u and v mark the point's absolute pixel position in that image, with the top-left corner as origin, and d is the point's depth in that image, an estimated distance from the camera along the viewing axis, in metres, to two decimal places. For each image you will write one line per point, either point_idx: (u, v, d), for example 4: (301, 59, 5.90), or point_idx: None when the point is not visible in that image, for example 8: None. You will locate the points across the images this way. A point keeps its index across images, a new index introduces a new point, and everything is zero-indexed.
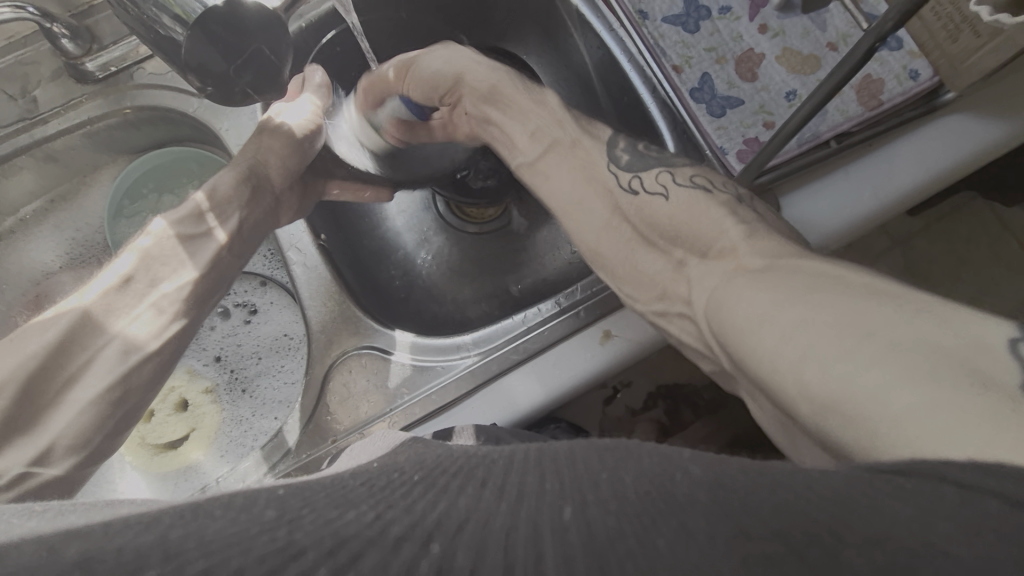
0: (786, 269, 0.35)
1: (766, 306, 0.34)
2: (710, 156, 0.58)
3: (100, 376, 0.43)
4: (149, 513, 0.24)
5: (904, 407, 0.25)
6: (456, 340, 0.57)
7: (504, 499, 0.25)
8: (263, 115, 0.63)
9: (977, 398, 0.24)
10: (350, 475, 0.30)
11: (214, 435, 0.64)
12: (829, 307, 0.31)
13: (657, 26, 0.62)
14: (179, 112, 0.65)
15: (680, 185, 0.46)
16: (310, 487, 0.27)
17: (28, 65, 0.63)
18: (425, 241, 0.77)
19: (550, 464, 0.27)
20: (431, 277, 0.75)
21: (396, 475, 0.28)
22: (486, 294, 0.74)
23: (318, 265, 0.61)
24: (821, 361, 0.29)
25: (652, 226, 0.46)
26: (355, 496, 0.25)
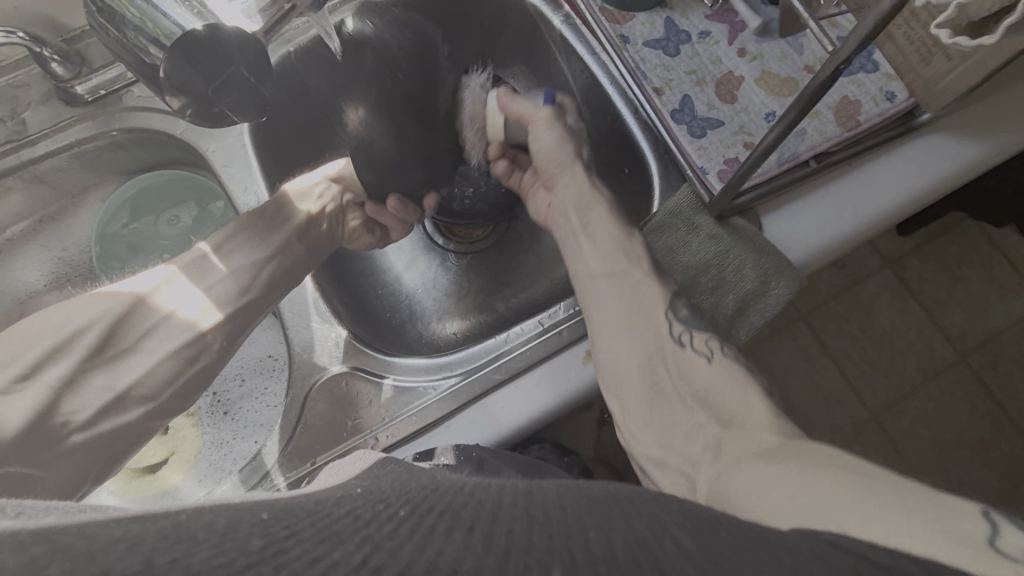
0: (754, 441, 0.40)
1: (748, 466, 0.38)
2: (691, 176, 0.58)
3: (141, 359, 0.50)
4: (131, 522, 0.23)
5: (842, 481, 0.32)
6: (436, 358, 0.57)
7: (492, 552, 0.25)
8: (251, 137, 0.64)
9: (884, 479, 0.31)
10: (335, 500, 0.29)
11: (193, 458, 0.63)
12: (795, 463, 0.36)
13: (639, 50, 0.63)
14: (166, 133, 0.66)
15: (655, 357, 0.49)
16: (296, 514, 0.26)
17: (19, 87, 0.64)
18: (412, 260, 0.78)
19: (542, 522, 0.28)
20: (417, 295, 0.76)
21: (380, 507, 0.28)
22: (472, 314, 0.74)
23: (302, 284, 0.62)
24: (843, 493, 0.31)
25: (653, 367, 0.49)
26: (342, 529, 0.25)
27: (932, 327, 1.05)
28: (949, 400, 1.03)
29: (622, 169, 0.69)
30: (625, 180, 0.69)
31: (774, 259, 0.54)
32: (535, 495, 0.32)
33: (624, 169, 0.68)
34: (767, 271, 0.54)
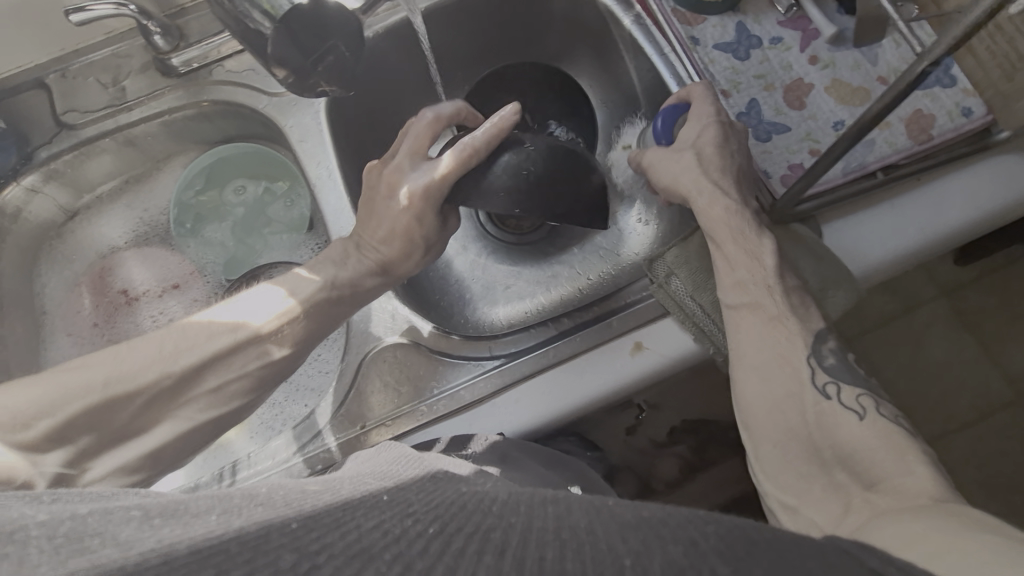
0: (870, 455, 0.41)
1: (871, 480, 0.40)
2: (752, 180, 0.59)
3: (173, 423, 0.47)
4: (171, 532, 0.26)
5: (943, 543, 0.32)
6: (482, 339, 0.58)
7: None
8: (325, 117, 0.67)
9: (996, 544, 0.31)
10: (361, 510, 0.31)
11: (247, 414, 0.67)
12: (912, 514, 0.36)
13: (708, 52, 0.63)
14: (249, 108, 0.70)
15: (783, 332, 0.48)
16: (326, 525, 0.28)
17: (122, 57, 0.69)
18: (465, 246, 0.81)
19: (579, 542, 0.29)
20: (467, 279, 0.79)
21: (408, 522, 0.30)
22: (517, 300, 0.76)
23: None
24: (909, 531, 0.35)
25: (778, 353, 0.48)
26: (371, 548, 0.27)
27: (986, 362, 1.01)
28: (1000, 441, 0.98)
29: None
30: None
31: (833, 268, 0.54)
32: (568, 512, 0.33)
33: None
34: (825, 278, 0.54)
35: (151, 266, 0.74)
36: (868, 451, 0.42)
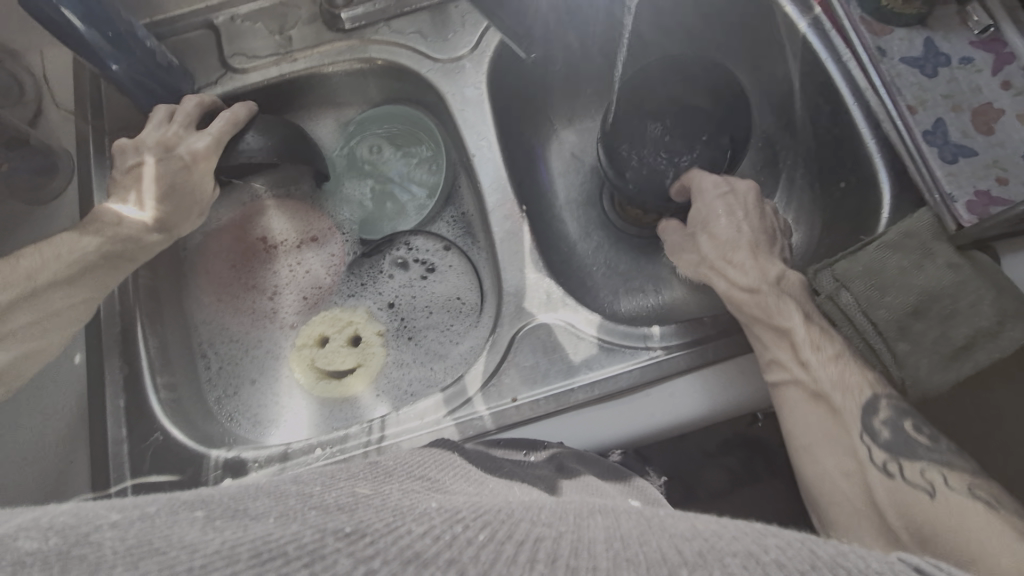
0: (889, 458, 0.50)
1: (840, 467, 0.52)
2: (934, 201, 0.57)
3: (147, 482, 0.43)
4: (226, 540, 0.29)
5: None
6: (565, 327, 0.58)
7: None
8: (486, 89, 0.68)
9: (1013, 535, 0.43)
10: (416, 515, 0.35)
11: (379, 373, 0.68)
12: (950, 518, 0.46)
13: (894, 65, 0.62)
14: (410, 71, 0.70)
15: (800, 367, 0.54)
16: (377, 528, 0.32)
17: (292, 7, 0.70)
18: (588, 231, 0.81)
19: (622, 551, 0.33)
20: (586, 262, 0.80)
21: (460, 528, 0.33)
22: (639, 294, 0.77)
23: (517, 233, 0.62)
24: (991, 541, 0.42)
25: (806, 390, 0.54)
26: (423, 553, 0.31)
27: None
28: None
29: (835, 183, 0.68)
30: (835, 195, 0.68)
31: (1017, 301, 0.51)
32: (609, 525, 0.37)
33: (837, 183, 0.67)
34: (1006, 312, 0.51)
35: (292, 218, 0.74)
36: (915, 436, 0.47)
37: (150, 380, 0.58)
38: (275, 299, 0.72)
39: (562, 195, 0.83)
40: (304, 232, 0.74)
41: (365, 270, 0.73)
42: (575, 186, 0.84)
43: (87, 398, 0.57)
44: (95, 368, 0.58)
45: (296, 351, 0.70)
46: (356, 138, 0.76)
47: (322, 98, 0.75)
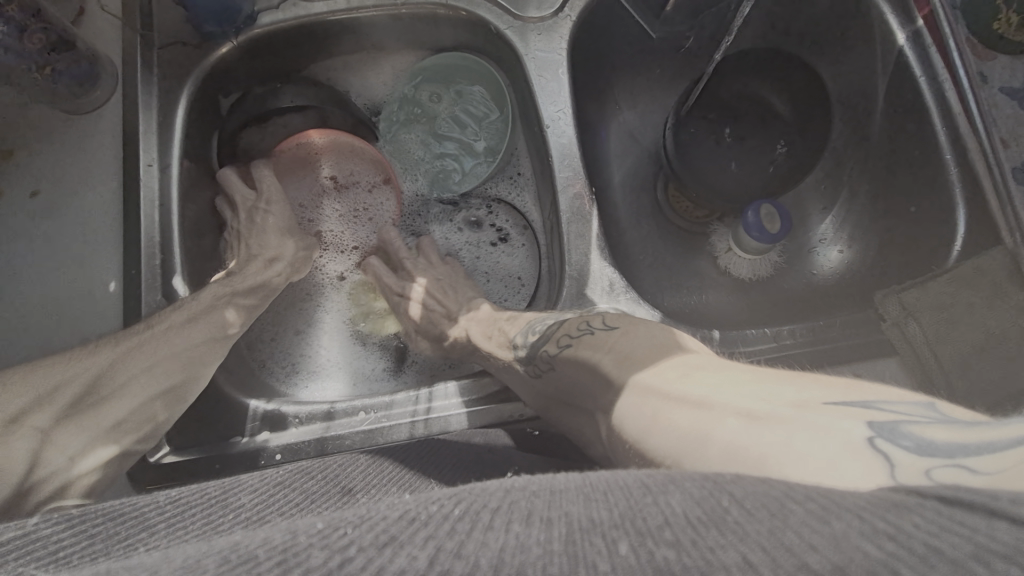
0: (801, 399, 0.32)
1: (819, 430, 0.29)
2: (1013, 242, 0.56)
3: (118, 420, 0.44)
4: (191, 555, 0.27)
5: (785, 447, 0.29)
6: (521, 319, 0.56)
7: (555, 539, 0.26)
8: (566, 57, 0.64)
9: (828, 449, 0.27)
10: (389, 502, 0.31)
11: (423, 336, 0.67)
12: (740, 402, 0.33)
13: (993, 93, 0.61)
14: (487, 26, 0.65)
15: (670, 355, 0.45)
16: (351, 521, 0.29)
17: None
18: (639, 218, 0.79)
19: (595, 492, 0.29)
20: (632, 246, 0.77)
21: (434, 509, 0.30)
22: (682, 291, 0.75)
23: (584, 216, 0.59)
24: (691, 445, 0.32)
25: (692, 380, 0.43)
26: (400, 535, 0.27)
27: None
28: None
29: (905, 207, 0.66)
30: (903, 219, 0.66)
31: None
32: (581, 478, 0.32)
33: (908, 207, 0.66)
34: None
35: (345, 158, 0.68)
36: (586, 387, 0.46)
37: None
38: (330, 242, 0.68)
39: (618, 179, 0.80)
40: (374, 174, 0.69)
41: (439, 215, 0.71)
42: (629, 170, 0.81)
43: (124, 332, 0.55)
44: (130, 305, 0.55)
45: (340, 296, 0.68)
46: (412, 85, 0.72)
47: (386, 41, 0.70)
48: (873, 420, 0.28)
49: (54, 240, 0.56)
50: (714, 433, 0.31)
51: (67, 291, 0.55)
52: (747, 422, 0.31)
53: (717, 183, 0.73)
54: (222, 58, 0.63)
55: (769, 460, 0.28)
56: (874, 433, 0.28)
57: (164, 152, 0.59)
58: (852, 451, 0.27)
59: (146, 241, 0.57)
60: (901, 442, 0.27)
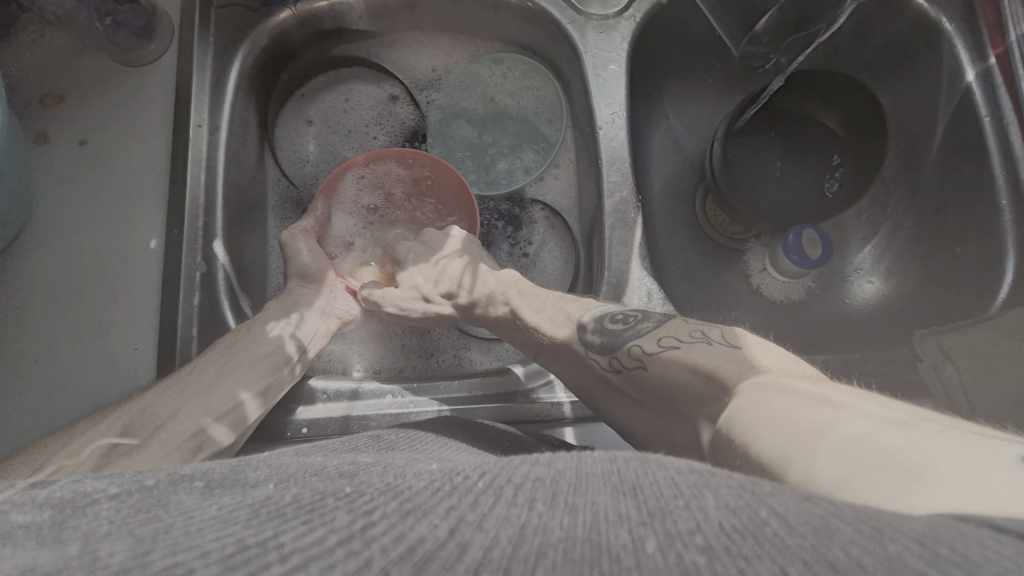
0: (885, 415, 0.28)
1: (946, 448, 0.25)
2: None
3: (148, 427, 0.46)
4: (221, 506, 0.27)
5: (931, 471, 0.24)
6: (568, 310, 0.53)
7: (579, 526, 0.25)
8: (626, 59, 0.62)
9: (971, 490, 0.23)
10: (413, 472, 0.32)
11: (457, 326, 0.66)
12: (872, 421, 0.27)
13: None
14: (550, 21, 0.64)
15: (663, 350, 0.44)
16: (378, 488, 0.29)
17: None
18: (676, 227, 0.78)
19: (625, 484, 0.28)
20: (669, 254, 0.76)
21: (457, 480, 0.30)
22: (714, 308, 0.74)
23: (628, 223, 0.59)
24: (813, 429, 0.28)
25: (645, 358, 0.45)
26: (424, 503, 0.28)
27: None
28: None
29: (954, 246, 0.65)
30: (948, 259, 0.65)
31: None
32: (606, 464, 0.31)
33: (955, 247, 0.65)
34: None
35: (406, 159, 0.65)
36: (680, 380, 0.41)
37: (224, 284, 0.58)
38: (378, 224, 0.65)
39: (659, 184, 0.79)
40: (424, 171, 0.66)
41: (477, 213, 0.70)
42: (669, 178, 0.79)
43: (162, 289, 0.55)
44: (168, 264, 0.55)
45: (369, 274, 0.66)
46: (463, 91, 0.72)
47: (440, 22, 0.68)
48: (1014, 448, 0.25)
49: (99, 194, 0.57)
50: (826, 462, 0.26)
51: (109, 242, 0.56)
52: (877, 435, 0.26)
53: (761, 201, 0.72)
54: (279, 24, 0.62)
55: (878, 459, 0.25)
56: (1019, 456, 0.25)
57: (214, 113, 0.59)
58: (1004, 472, 0.23)
59: (190, 201, 0.57)
60: None
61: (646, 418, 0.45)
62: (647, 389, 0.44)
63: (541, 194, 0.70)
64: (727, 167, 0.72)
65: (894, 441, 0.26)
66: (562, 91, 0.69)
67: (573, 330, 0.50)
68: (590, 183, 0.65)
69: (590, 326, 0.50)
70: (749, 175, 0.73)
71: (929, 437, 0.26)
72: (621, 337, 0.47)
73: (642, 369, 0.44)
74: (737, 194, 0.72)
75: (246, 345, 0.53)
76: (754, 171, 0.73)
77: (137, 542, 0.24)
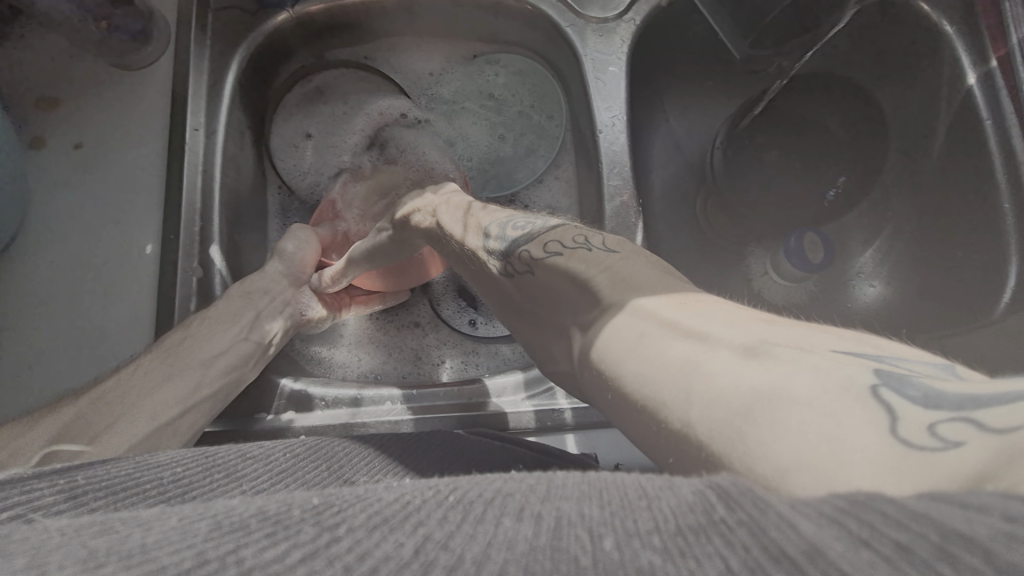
0: (754, 339, 0.23)
1: (820, 380, 0.20)
2: None
3: (100, 423, 0.45)
4: (185, 515, 0.26)
5: (810, 416, 0.19)
6: (481, 223, 0.48)
7: (536, 516, 0.23)
8: (625, 62, 0.62)
9: (866, 436, 0.18)
10: (382, 479, 0.30)
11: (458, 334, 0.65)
12: (728, 352, 0.23)
13: None
14: (549, 24, 0.63)
15: (543, 259, 0.39)
16: (346, 500, 0.27)
17: None
18: (677, 231, 0.78)
19: (584, 479, 0.26)
20: (671, 259, 0.76)
21: (430, 483, 0.29)
22: None
23: (628, 227, 0.58)
24: (685, 364, 0.24)
25: (532, 264, 0.39)
26: (389, 502, 0.26)
27: None
28: None
29: (955, 250, 0.64)
30: (951, 262, 0.65)
31: None
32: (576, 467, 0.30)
33: (957, 250, 0.64)
34: None
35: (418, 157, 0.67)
36: (559, 287, 0.37)
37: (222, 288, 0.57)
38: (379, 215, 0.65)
39: (659, 188, 0.78)
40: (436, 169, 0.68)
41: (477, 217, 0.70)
42: (669, 181, 0.79)
43: (157, 293, 0.54)
44: (163, 268, 0.55)
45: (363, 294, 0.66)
46: (461, 95, 0.71)
47: (439, 24, 0.68)
48: (874, 369, 0.20)
49: (95, 197, 0.56)
50: (698, 410, 0.22)
51: (104, 246, 0.55)
52: (747, 375, 0.21)
53: (761, 204, 0.72)
54: (276, 27, 0.61)
55: (752, 404, 0.20)
56: (879, 381, 0.20)
57: (211, 117, 0.58)
58: (851, 403, 0.19)
59: (186, 204, 0.56)
60: (973, 431, 0.18)
61: (536, 328, 0.42)
62: (531, 298, 0.40)
63: (541, 198, 0.70)
64: (724, 174, 0.72)
65: (768, 381, 0.21)
66: (561, 94, 0.69)
67: (478, 238, 0.46)
68: (590, 187, 0.64)
69: (494, 236, 0.45)
70: (749, 178, 0.72)
71: (804, 364, 0.21)
72: (517, 244, 0.42)
73: (528, 277, 0.40)
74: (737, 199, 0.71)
75: (208, 336, 0.52)
76: (752, 175, 0.73)
77: (90, 552, 0.23)
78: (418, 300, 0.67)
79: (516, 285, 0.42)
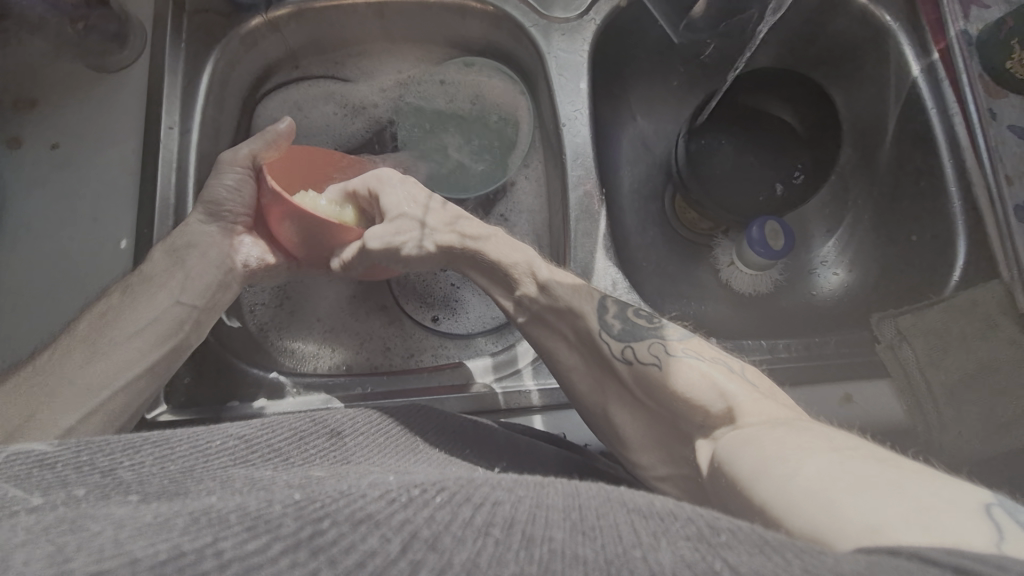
0: (879, 453, 0.31)
1: (895, 479, 0.28)
2: (1009, 277, 0.57)
3: None
4: (159, 513, 0.26)
5: (883, 500, 0.26)
6: (584, 286, 0.53)
7: (534, 560, 0.25)
8: (588, 60, 0.65)
9: (916, 511, 0.25)
10: (370, 482, 0.30)
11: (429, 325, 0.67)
12: (854, 460, 0.30)
13: (1002, 132, 0.61)
14: (514, 25, 0.66)
15: (670, 358, 0.46)
16: (330, 494, 0.28)
17: None
18: (646, 225, 0.80)
19: (585, 523, 0.28)
20: (639, 251, 0.78)
21: (417, 491, 0.29)
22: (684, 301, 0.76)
23: (592, 215, 0.60)
24: (780, 460, 0.32)
25: (661, 359, 0.46)
26: (377, 514, 0.27)
27: None
28: None
29: (908, 236, 0.67)
30: (904, 248, 0.67)
31: None
32: (572, 495, 0.31)
33: (910, 236, 0.67)
34: None
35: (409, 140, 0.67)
36: (685, 395, 0.43)
37: None
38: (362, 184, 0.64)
39: (627, 184, 0.81)
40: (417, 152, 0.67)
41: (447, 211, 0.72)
42: (638, 177, 0.81)
43: (132, 286, 0.56)
44: (137, 262, 0.56)
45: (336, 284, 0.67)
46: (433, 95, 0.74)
47: (410, 28, 0.71)
48: (994, 496, 0.27)
49: (70, 194, 0.57)
50: (793, 487, 0.30)
51: (78, 241, 0.56)
52: (852, 467, 0.29)
53: (725, 196, 0.74)
54: (250, 30, 0.64)
55: (833, 486, 0.28)
56: (994, 503, 0.26)
57: (186, 116, 0.60)
58: (961, 511, 0.25)
59: (161, 200, 0.57)
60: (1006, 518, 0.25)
61: (635, 422, 0.47)
62: (649, 390, 0.46)
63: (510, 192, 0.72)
64: (689, 166, 0.74)
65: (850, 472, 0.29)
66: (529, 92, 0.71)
67: (591, 306, 0.51)
68: (556, 181, 0.66)
69: (609, 313, 0.51)
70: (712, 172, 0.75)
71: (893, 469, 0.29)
72: (642, 334, 0.49)
73: (653, 369, 0.46)
74: (701, 190, 0.74)
75: (110, 361, 0.50)
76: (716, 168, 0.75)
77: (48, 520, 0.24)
78: (388, 291, 0.68)
79: (631, 370, 0.47)
